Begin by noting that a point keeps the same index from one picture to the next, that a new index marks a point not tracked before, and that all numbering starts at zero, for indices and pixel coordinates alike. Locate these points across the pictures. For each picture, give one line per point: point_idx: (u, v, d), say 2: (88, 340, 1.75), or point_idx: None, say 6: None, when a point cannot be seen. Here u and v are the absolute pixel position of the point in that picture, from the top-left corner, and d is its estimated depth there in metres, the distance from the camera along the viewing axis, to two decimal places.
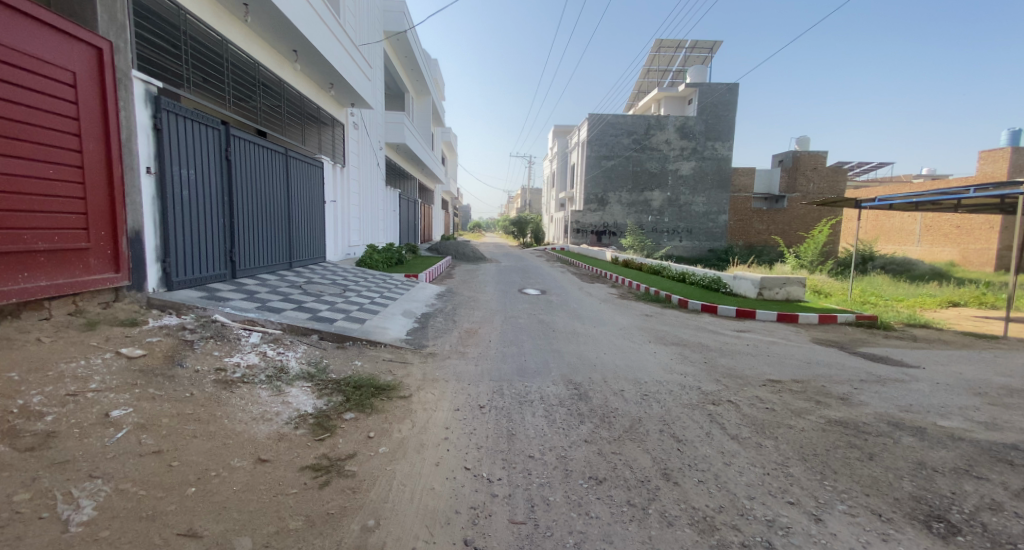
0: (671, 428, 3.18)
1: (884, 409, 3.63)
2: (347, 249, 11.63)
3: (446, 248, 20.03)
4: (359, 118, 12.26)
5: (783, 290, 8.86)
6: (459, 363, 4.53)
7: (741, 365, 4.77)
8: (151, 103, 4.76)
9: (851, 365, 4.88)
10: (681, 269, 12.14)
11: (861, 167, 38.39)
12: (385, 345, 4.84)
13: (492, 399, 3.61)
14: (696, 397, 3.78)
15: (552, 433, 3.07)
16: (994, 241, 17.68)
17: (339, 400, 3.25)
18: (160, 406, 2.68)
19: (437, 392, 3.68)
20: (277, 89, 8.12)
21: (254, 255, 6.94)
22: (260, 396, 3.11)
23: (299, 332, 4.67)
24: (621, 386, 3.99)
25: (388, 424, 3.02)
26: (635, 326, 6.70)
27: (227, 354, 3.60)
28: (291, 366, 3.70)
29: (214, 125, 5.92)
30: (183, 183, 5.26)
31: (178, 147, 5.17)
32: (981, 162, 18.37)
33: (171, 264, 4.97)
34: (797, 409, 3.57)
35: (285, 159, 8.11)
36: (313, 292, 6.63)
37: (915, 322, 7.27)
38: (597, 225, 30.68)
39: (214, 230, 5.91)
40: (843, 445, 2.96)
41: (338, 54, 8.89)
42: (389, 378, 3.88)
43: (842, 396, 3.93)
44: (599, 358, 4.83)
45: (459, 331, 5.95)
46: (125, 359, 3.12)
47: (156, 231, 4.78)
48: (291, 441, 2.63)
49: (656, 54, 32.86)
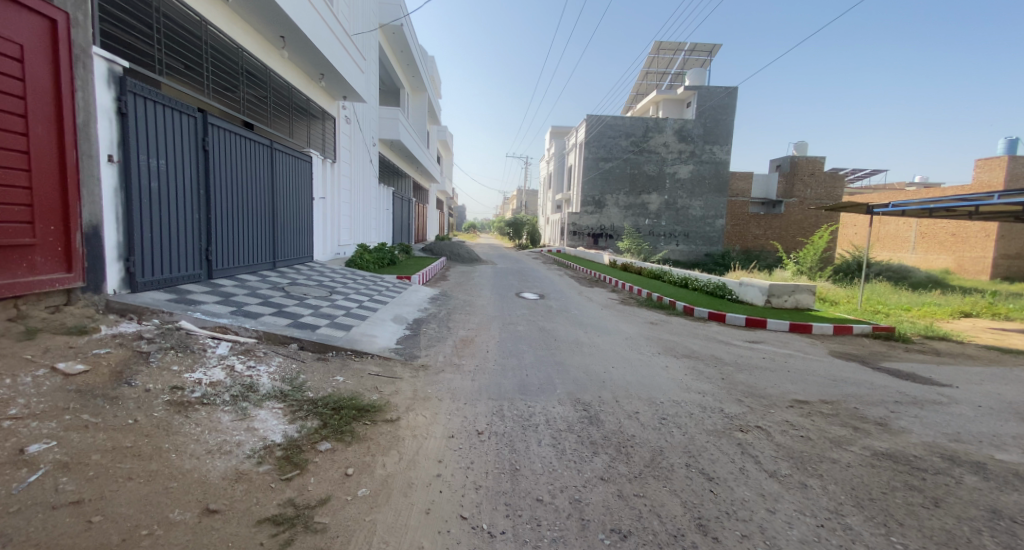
0: (698, 461, 2.76)
1: (931, 439, 3.26)
2: (338, 248, 11.18)
3: (440, 248, 19.52)
4: (352, 112, 11.75)
5: (792, 298, 8.51)
6: (455, 378, 4.07)
7: (762, 383, 4.37)
8: (115, 84, 4.23)
9: (881, 384, 4.49)
10: (683, 273, 11.78)
11: (855, 173, 38.47)
12: (372, 357, 4.38)
13: (491, 423, 3.17)
14: (721, 422, 3.36)
15: (562, 469, 2.63)
16: (990, 249, 17.59)
17: (314, 426, 2.79)
18: (92, 438, 2.21)
19: (429, 415, 3.22)
20: (263, 79, 7.65)
21: (233, 253, 6.44)
22: (221, 421, 2.64)
23: (276, 341, 4.22)
24: (635, 407, 3.57)
25: (371, 456, 2.58)
26: (641, 335, 6.29)
27: (187, 370, 3.12)
28: (262, 383, 3.23)
29: (191, 111, 5.41)
30: (153, 174, 4.76)
31: (147, 136, 4.67)
32: (977, 170, 18.23)
33: (137, 263, 4.48)
34: (836, 438, 3.18)
35: (270, 152, 7.61)
36: (297, 295, 6.17)
37: (932, 334, 6.92)
38: (594, 227, 30.40)
39: (189, 227, 5.42)
40: (900, 487, 2.57)
41: (329, 42, 8.39)
42: (375, 397, 3.43)
43: (879, 421, 3.54)
44: (608, 373, 4.39)
45: (454, 340, 5.50)
46: (60, 376, 2.62)
47: (118, 227, 4.28)
48: (250, 483, 2.16)
49: (655, 56, 32.76)
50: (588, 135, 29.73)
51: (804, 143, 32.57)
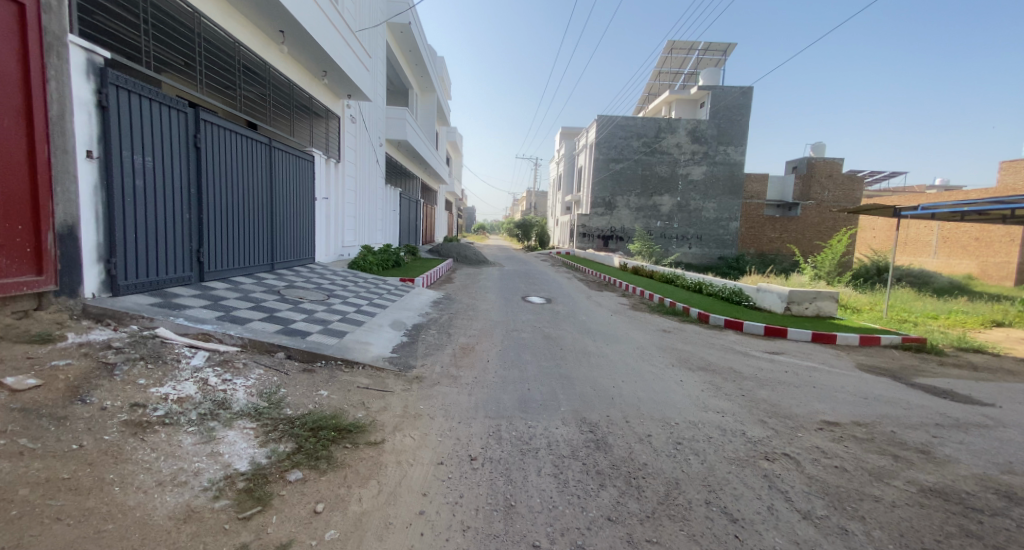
0: (719, 498, 2.41)
1: (982, 470, 2.82)
2: (342, 250, 10.97)
3: (448, 250, 19.29)
4: (356, 111, 11.53)
5: (814, 306, 8.05)
6: (450, 392, 3.76)
7: (787, 401, 3.99)
8: (96, 75, 4.03)
9: (918, 403, 4.06)
10: (697, 278, 11.36)
11: (873, 175, 37.52)
12: (363, 367, 4.10)
13: (486, 448, 2.85)
14: (743, 448, 3.01)
15: (563, 505, 2.30)
16: (1014, 254, 16.78)
17: (286, 450, 2.50)
18: (24, 468, 1.96)
19: (418, 436, 2.92)
20: (263, 75, 7.44)
21: (227, 254, 6.23)
22: (180, 445, 2.38)
23: (262, 350, 3.96)
24: (647, 429, 3.23)
25: (347, 489, 2.27)
26: (653, 344, 5.93)
27: (154, 384, 2.87)
28: (236, 399, 2.96)
29: (181, 107, 5.20)
30: (138, 171, 4.55)
31: (132, 131, 4.46)
32: (1001, 173, 17.46)
33: (119, 265, 4.26)
34: (875, 469, 2.78)
35: (268, 151, 7.41)
36: (292, 299, 5.90)
37: (967, 345, 6.42)
38: (604, 229, 29.98)
39: (179, 227, 5.20)
40: (957, 533, 2.16)
41: (331, 37, 8.14)
42: (360, 414, 3.13)
43: (921, 447, 3.12)
44: (617, 389, 4.05)
45: (454, 348, 5.20)
46: (5, 393, 2.37)
47: (99, 226, 4.07)
48: (200, 524, 1.87)
49: (668, 56, 32.29)
50: (598, 136, 29.35)
51: (821, 144, 31.66)
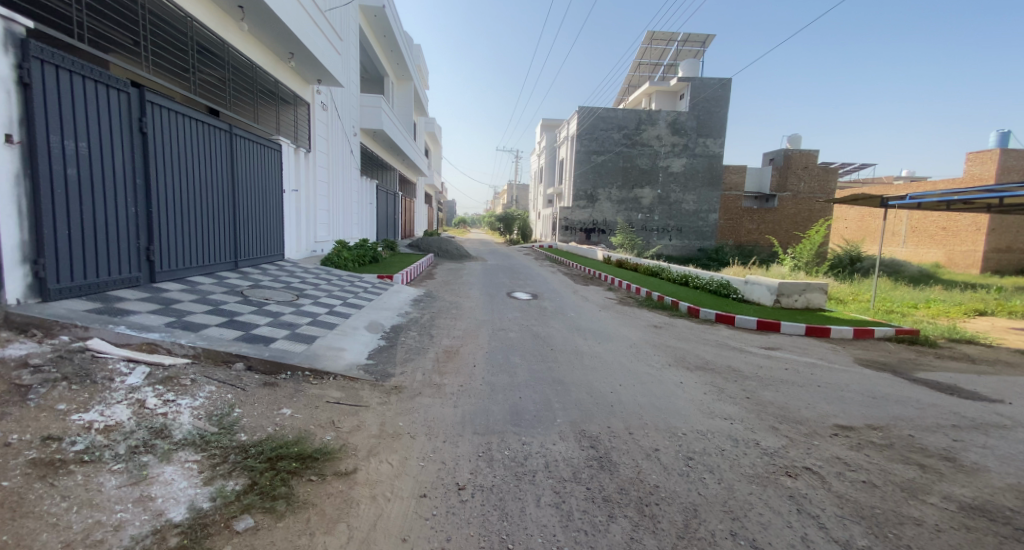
0: (744, 527, 2.11)
1: (1015, 479, 2.60)
2: (314, 246, 10.37)
3: (428, 244, 18.68)
4: (327, 97, 10.85)
5: (803, 298, 7.94)
6: (433, 405, 3.36)
7: (794, 403, 3.74)
8: (16, 48, 3.45)
9: (928, 402, 3.85)
10: (683, 270, 11.20)
11: (845, 168, 38.51)
12: (334, 377, 3.67)
13: (476, 473, 2.47)
14: (761, 462, 2.72)
15: (570, 547, 1.95)
16: (979, 243, 17.29)
17: (237, 490, 2.08)
18: None
19: (396, 463, 2.52)
20: (221, 55, 6.77)
21: (183, 252, 5.64)
22: (101, 490, 1.93)
23: (217, 361, 3.50)
24: (653, 443, 2.91)
25: (308, 537, 1.87)
26: (646, 342, 5.65)
27: (79, 409, 2.41)
28: (179, 425, 2.51)
29: (123, 87, 4.59)
30: (73, 160, 3.97)
31: (64, 113, 3.88)
32: (969, 163, 17.84)
33: (49, 266, 3.70)
34: (906, 482, 2.53)
35: (229, 138, 6.77)
36: (256, 300, 5.39)
37: (958, 337, 6.33)
38: (586, 221, 29.77)
39: (124, 222, 4.63)
40: None
41: (297, 15, 7.52)
42: (329, 437, 2.71)
43: (945, 454, 2.90)
44: (615, 395, 3.73)
45: (436, 351, 4.80)
46: None
47: (23, 224, 3.51)
48: None
49: (648, 47, 32.15)
50: (579, 128, 29.05)
51: (797, 138, 32.05)
